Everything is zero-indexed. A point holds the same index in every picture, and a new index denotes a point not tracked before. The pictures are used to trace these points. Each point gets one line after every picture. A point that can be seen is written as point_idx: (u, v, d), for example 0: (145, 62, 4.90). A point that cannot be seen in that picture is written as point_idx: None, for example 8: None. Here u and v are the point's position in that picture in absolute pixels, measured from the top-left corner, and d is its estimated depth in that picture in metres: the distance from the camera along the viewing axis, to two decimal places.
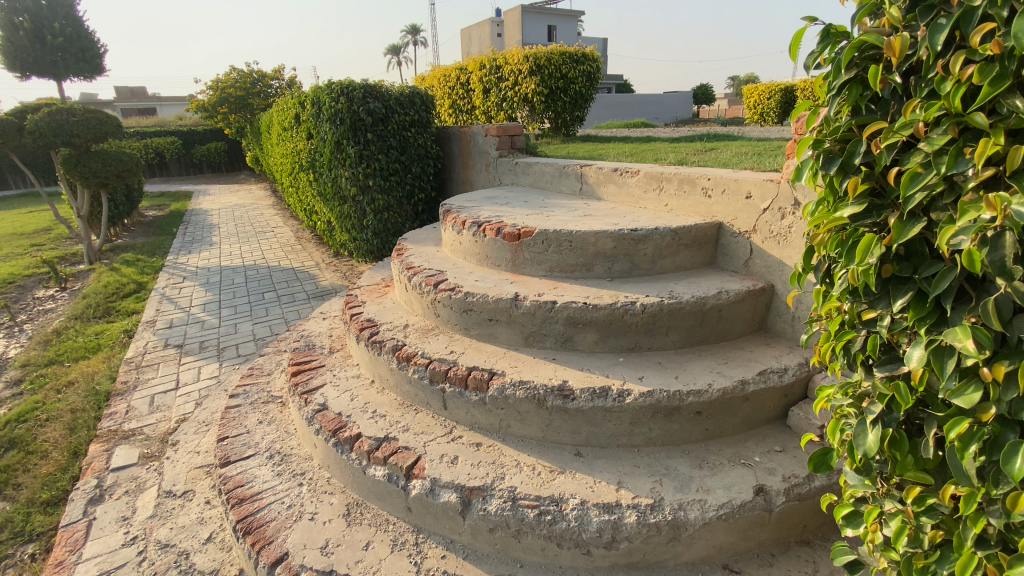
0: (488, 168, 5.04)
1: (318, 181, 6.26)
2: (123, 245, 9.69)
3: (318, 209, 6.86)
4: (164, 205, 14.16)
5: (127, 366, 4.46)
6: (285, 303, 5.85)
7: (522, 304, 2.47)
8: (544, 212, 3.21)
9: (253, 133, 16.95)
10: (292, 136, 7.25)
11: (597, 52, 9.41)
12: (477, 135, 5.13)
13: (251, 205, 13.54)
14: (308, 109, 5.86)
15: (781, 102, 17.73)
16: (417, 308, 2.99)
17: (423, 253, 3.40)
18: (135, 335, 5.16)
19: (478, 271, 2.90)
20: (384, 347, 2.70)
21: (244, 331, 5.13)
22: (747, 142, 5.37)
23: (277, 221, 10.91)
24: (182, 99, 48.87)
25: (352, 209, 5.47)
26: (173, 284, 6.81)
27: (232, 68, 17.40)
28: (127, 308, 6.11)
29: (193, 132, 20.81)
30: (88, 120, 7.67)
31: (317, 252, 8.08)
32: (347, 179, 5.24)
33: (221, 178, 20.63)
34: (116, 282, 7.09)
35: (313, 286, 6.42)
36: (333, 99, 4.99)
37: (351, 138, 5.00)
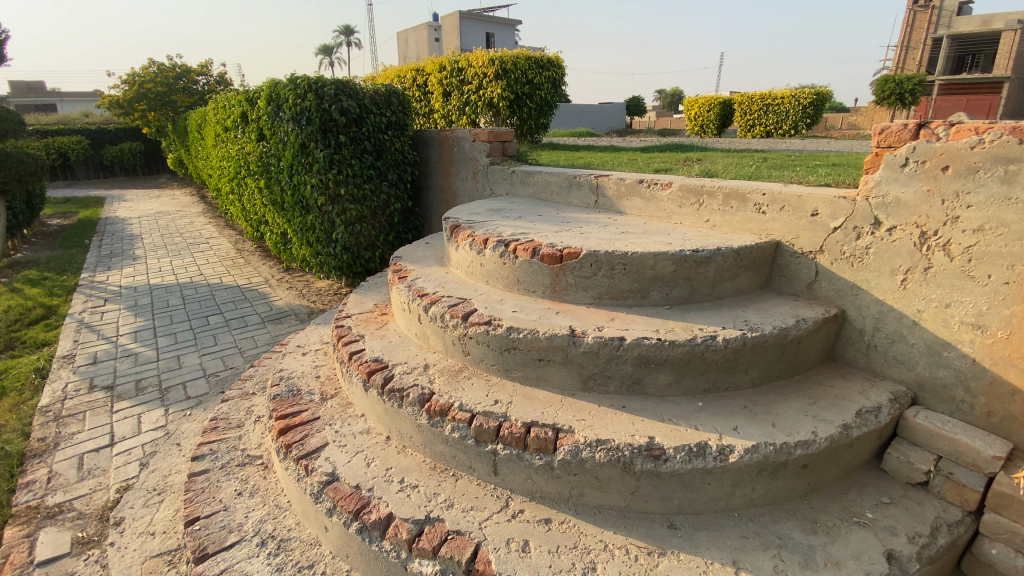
0: (476, 177, 4.61)
1: (271, 188, 5.53)
2: (22, 260, 8.31)
3: (269, 220, 6.08)
4: (70, 213, 12.47)
5: (41, 417, 3.60)
6: (236, 328, 5.08)
7: (582, 342, 2.04)
8: (573, 229, 2.83)
9: (176, 133, 15.41)
10: (236, 137, 6.41)
11: (561, 58, 9.18)
12: (463, 141, 4.69)
13: (177, 213, 12.19)
14: (261, 107, 5.15)
15: (720, 115, 18.52)
16: (435, 343, 2.51)
17: (430, 276, 2.91)
18: (49, 375, 4.24)
19: (511, 300, 2.47)
20: (406, 398, 2.19)
21: (191, 365, 4.35)
22: (735, 154, 5.28)
23: (211, 231, 9.83)
24: (85, 94, 44.39)
25: (318, 221, 4.82)
26: (92, 308, 5.80)
27: (151, 62, 15.82)
28: (35, 339, 5.09)
29: (103, 130, 18.72)
30: None
31: (265, 267, 7.25)
32: (312, 186, 4.59)
33: (137, 182, 18.66)
34: (18, 306, 5.96)
35: (266, 307, 5.66)
36: (297, 96, 4.34)
37: (319, 140, 4.37)
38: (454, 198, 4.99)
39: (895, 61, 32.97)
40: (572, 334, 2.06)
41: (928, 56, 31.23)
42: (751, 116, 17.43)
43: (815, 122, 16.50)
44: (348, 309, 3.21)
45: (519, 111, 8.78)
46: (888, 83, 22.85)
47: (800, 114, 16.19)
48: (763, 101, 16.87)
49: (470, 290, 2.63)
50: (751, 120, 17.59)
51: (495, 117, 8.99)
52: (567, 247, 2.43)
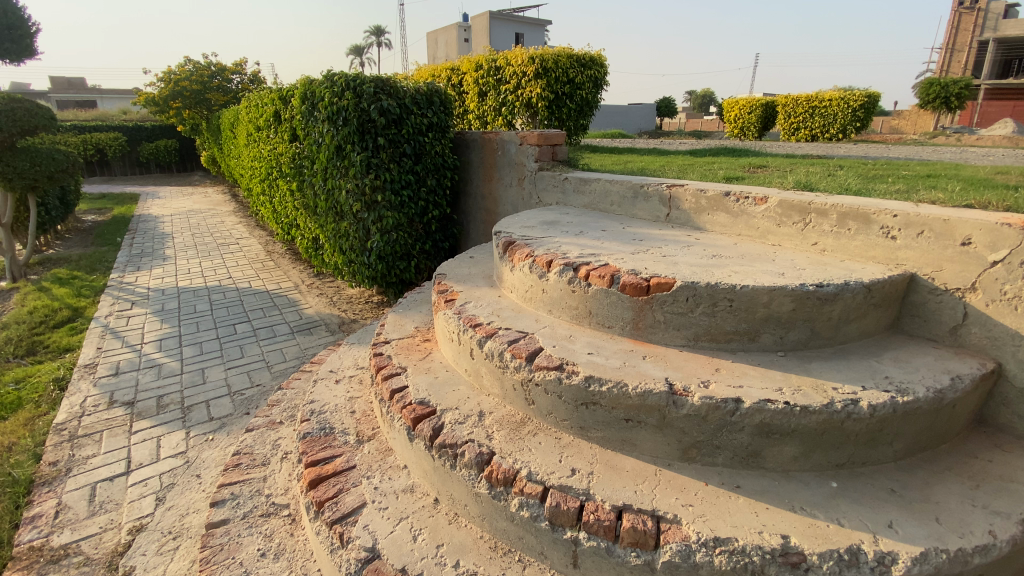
0: (522, 184, 4.21)
1: (303, 191, 5.26)
2: (55, 257, 8.31)
3: (300, 223, 5.84)
4: (105, 209, 12.59)
5: (56, 437, 3.36)
6: (263, 339, 4.81)
7: (685, 402, 1.64)
8: (651, 250, 2.40)
9: (209, 131, 15.48)
10: (269, 137, 6.17)
11: (605, 55, 8.70)
12: (508, 143, 4.29)
13: (208, 211, 12.17)
14: (295, 105, 4.86)
15: (762, 117, 17.71)
16: (489, 385, 2.11)
17: (481, 299, 2.52)
18: (69, 386, 4.03)
19: (582, 335, 2.05)
20: (459, 457, 1.80)
21: (215, 380, 4.08)
22: (808, 162, 4.77)
23: (242, 231, 9.70)
24: (125, 91, 45.73)
25: (352, 228, 4.53)
26: (119, 312, 5.63)
27: (187, 61, 15.94)
28: (59, 345, 4.93)
29: (140, 128, 19.02)
30: (15, 112, 6.41)
31: (295, 271, 7.02)
32: (348, 191, 4.29)
33: (172, 179, 18.91)
34: (46, 308, 5.84)
35: (295, 316, 5.38)
36: (334, 94, 4.01)
37: (356, 143, 4.05)
38: (497, 206, 4.60)
39: (945, 62, 31.30)
40: (671, 391, 1.66)
41: (978, 57, 29.67)
42: (795, 118, 16.58)
43: (865, 125, 15.58)
44: (385, 334, 2.86)
45: (558, 112, 8.35)
46: (933, 86, 21.70)
47: (850, 117, 15.21)
48: (809, 103, 16.02)
49: (531, 320, 2.22)
50: (796, 123, 16.73)
51: (533, 118, 8.59)
52: (653, 276, 1.99)
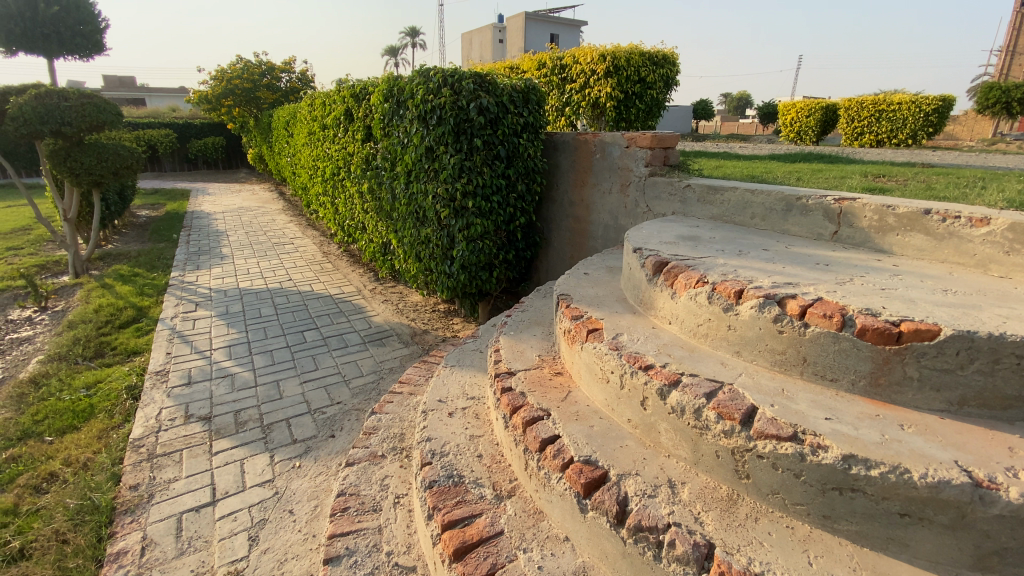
0: (625, 191, 3.79)
1: (377, 193, 4.99)
2: (115, 253, 8.33)
3: (368, 227, 5.58)
4: (159, 205, 12.73)
5: (134, 455, 3.13)
6: (336, 349, 4.54)
7: (996, 499, 1.23)
8: (852, 279, 1.97)
9: (258, 129, 15.58)
10: (336, 136, 5.94)
11: (677, 53, 8.21)
12: (609, 146, 3.85)
13: (259, 209, 12.17)
14: (375, 103, 4.57)
15: (822, 121, 16.79)
16: (670, 444, 1.72)
17: (633, 329, 2.13)
18: (142, 396, 3.82)
19: (798, 390, 1.67)
20: (668, 547, 1.41)
21: (292, 395, 3.79)
22: (945, 174, 4.20)
23: (295, 230, 9.59)
24: (172, 90, 47.32)
25: (435, 235, 4.20)
26: (184, 313, 5.47)
27: (239, 59, 16.11)
28: (127, 347, 4.79)
29: (190, 125, 19.35)
30: (84, 106, 6.35)
31: (355, 274, 6.79)
32: (435, 195, 3.97)
33: (220, 175, 19.18)
34: (111, 307, 5.75)
35: (363, 325, 5.10)
36: (428, 91, 3.69)
37: (450, 144, 3.72)
38: (589, 213, 4.18)
39: (1009, 65, 29.53)
40: (975, 482, 1.25)
41: None
42: (859, 123, 15.68)
43: (937, 131, 14.63)
44: (503, 363, 2.47)
45: (627, 113, 7.90)
46: (992, 91, 20.37)
47: (921, 123, 14.41)
48: (875, 106, 15.10)
49: (716, 362, 1.83)
50: (859, 127, 15.75)
51: (599, 119, 8.16)
52: (900, 319, 1.57)
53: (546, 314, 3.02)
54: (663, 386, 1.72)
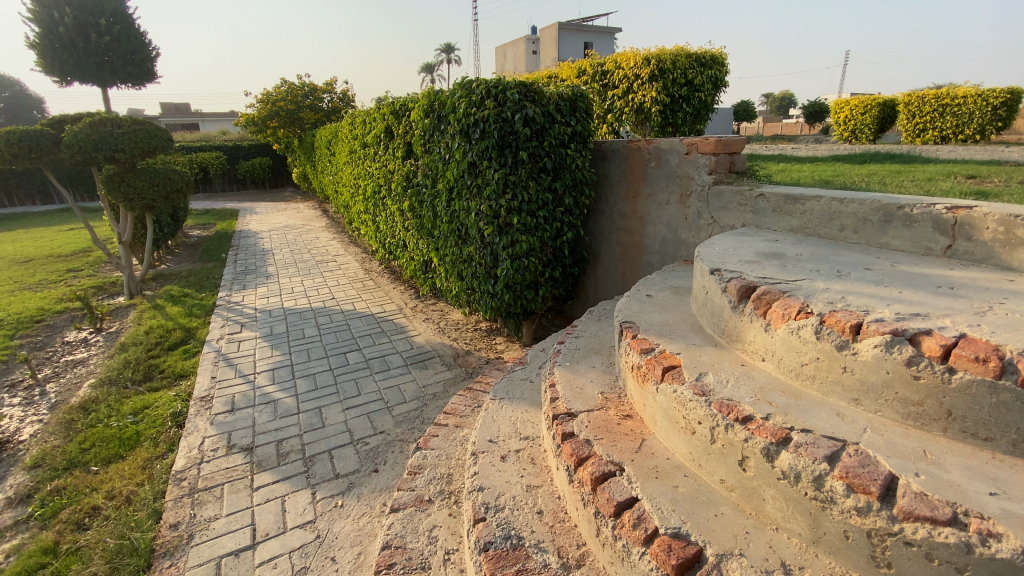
0: (685, 201, 3.48)
1: (417, 210, 4.85)
2: (167, 273, 8.60)
3: (409, 244, 5.46)
4: (209, 225, 13.16)
5: (176, 489, 3.02)
6: (378, 373, 4.38)
7: None
8: (993, 307, 1.63)
9: (301, 148, 16.00)
10: (376, 153, 5.88)
11: (725, 53, 7.81)
12: (667, 153, 3.55)
13: (302, 226, 12.42)
14: (415, 118, 4.41)
15: (879, 118, 15.82)
16: (779, 515, 1.44)
17: (719, 367, 1.85)
18: (186, 424, 3.75)
19: (943, 451, 1.35)
20: None
21: (334, 424, 3.63)
22: None
23: (336, 247, 9.67)
24: (223, 114, 49.94)
25: (478, 253, 3.99)
26: (230, 335, 5.47)
27: (283, 82, 16.67)
28: (173, 371, 4.80)
29: (238, 146, 20.13)
30: (135, 133, 6.54)
31: (396, 291, 6.69)
32: (479, 212, 3.74)
33: (266, 195, 19.81)
34: (160, 329, 5.84)
35: (405, 346, 4.93)
36: (471, 103, 3.48)
37: (494, 158, 3.49)
38: (643, 226, 3.89)
39: None
40: None
41: None
42: (921, 118, 14.63)
43: (1007, 125, 13.47)
44: (561, 399, 2.21)
45: (673, 117, 7.55)
46: None
47: (989, 116, 13.29)
48: (938, 100, 14.06)
49: (831, 413, 1.53)
50: (921, 122, 14.66)
51: (642, 125, 7.85)
52: None
53: (604, 340, 2.74)
54: (769, 446, 1.44)
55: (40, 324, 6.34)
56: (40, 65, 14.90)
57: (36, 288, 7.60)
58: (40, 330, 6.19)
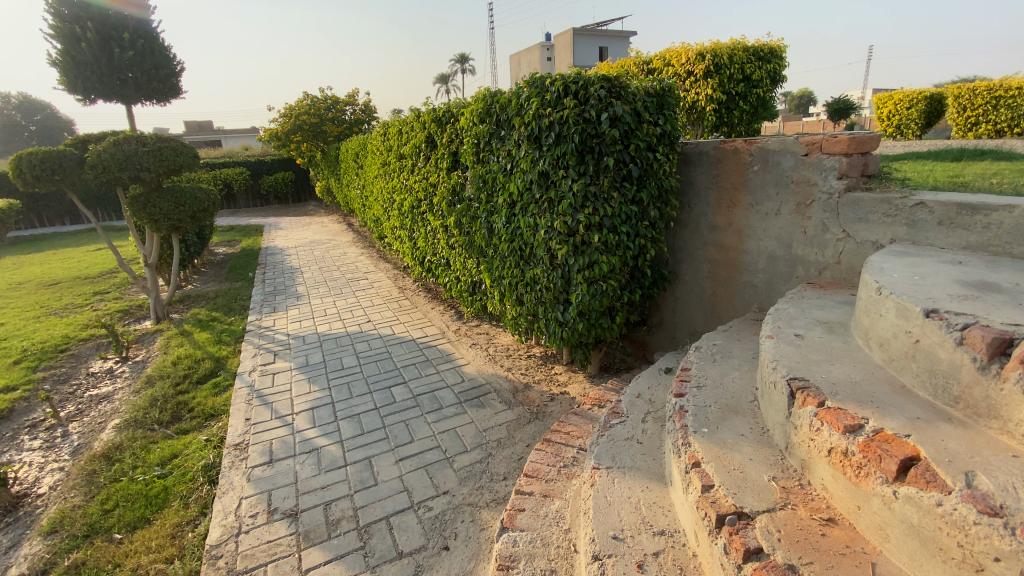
0: (804, 211, 2.93)
1: (467, 224, 4.33)
2: (194, 294, 8.25)
3: (454, 263, 4.95)
4: (235, 242, 12.90)
5: (212, 572, 2.51)
6: (429, 412, 3.81)
7: None
8: None
9: (325, 162, 15.75)
10: (416, 165, 5.43)
11: (783, 46, 7.20)
12: (779, 155, 2.99)
13: (328, 242, 12.06)
14: (467, 122, 3.89)
15: (927, 113, 14.88)
16: None
17: (987, 465, 1.29)
18: (220, 479, 3.26)
19: None
20: None
21: (388, 480, 3.07)
22: None
23: (366, 264, 9.24)
24: (244, 132, 50.82)
25: (545, 275, 3.40)
26: (263, 365, 5.00)
27: (306, 96, 16.53)
28: (203, 409, 4.35)
29: (261, 162, 20.08)
30: (160, 150, 6.20)
31: (436, 312, 6.20)
32: (549, 228, 3.17)
33: (289, 209, 19.64)
34: (188, 359, 5.42)
35: (456, 377, 4.36)
36: (544, 103, 2.94)
37: (572, 166, 2.93)
38: (741, 240, 3.33)
39: None
40: None
41: None
42: (973, 112, 13.57)
43: None
44: (721, 489, 1.66)
45: (729, 116, 6.96)
46: None
47: None
48: (992, 91, 12.96)
49: None
50: (973, 116, 13.59)
51: (696, 124, 7.27)
52: None
53: (739, 397, 2.18)
54: None
55: (65, 354, 5.98)
56: (63, 84, 14.86)
57: (60, 314, 7.29)
58: (64, 360, 5.83)
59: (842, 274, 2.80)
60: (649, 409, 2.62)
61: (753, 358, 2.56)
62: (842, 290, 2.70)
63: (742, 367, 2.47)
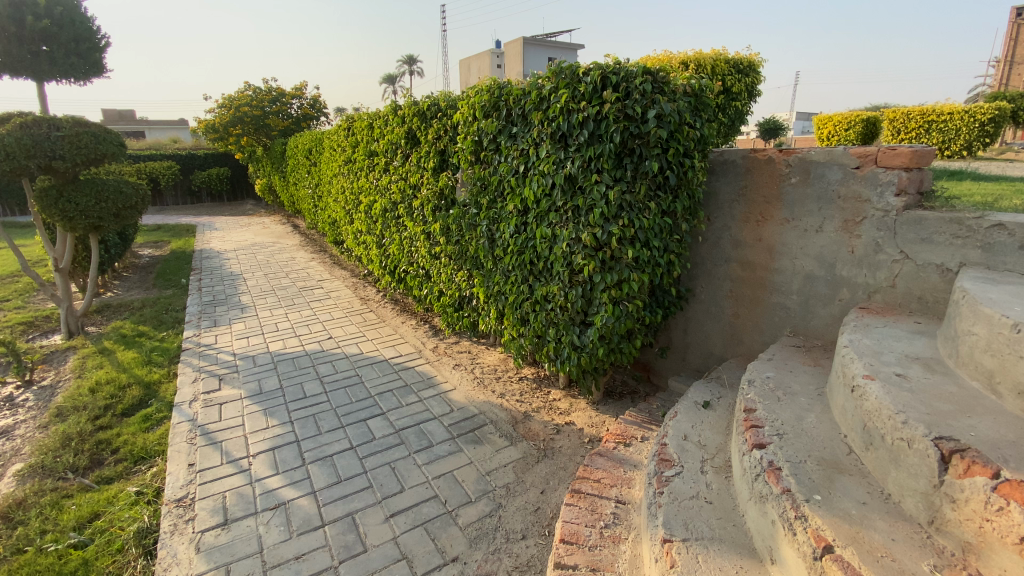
0: (852, 228, 2.68)
1: (458, 232, 3.83)
2: (116, 303, 7.15)
3: (437, 275, 4.42)
4: (162, 243, 11.57)
5: None
6: (419, 451, 3.26)
7: None
8: None
9: (269, 158, 14.59)
10: (391, 164, 4.87)
11: (759, 61, 7.21)
12: (824, 167, 2.74)
13: (272, 245, 11.05)
14: (466, 116, 3.40)
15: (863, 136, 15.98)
16: None
17: None
18: (159, 550, 2.56)
19: None
20: None
21: (379, 545, 2.51)
22: None
23: (319, 270, 8.45)
24: (172, 124, 47.28)
25: (561, 293, 2.96)
26: (207, 393, 4.24)
27: (249, 87, 15.33)
28: (131, 450, 3.56)
29: (194, 156, 18.44)
30: (79, 136, 5.24)
31: (407, 327, 5.62)
32: (572, 239, 2.75)
33: (224, 208, 18.11)
34: (111, 384, 4.52)
35: (443, 407, 3.81)
36: (578, 96, 2.52)
37: (607, 170, 2.53)
38: (771, 258, 3.05)
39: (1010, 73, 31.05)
40: None
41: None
42: (907, 134, 14.55)
43: (994, 139, 13.52)
44: None
45: None
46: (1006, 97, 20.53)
47: (976, 133, 13.25)
48: (924, 117, 13.96)
49: None
50: (908, 138, 14.69)
51: None
52: None
53: (834, 451, 1.87)
54: None
55: None
56: None
57: None
58: None
59: (896, 298, 2.58)
60: (705, 457, 2.24)
61: (821, 396, 2.26)
62: (903, 316, 2.47)
63: (814, 409, 2.16)
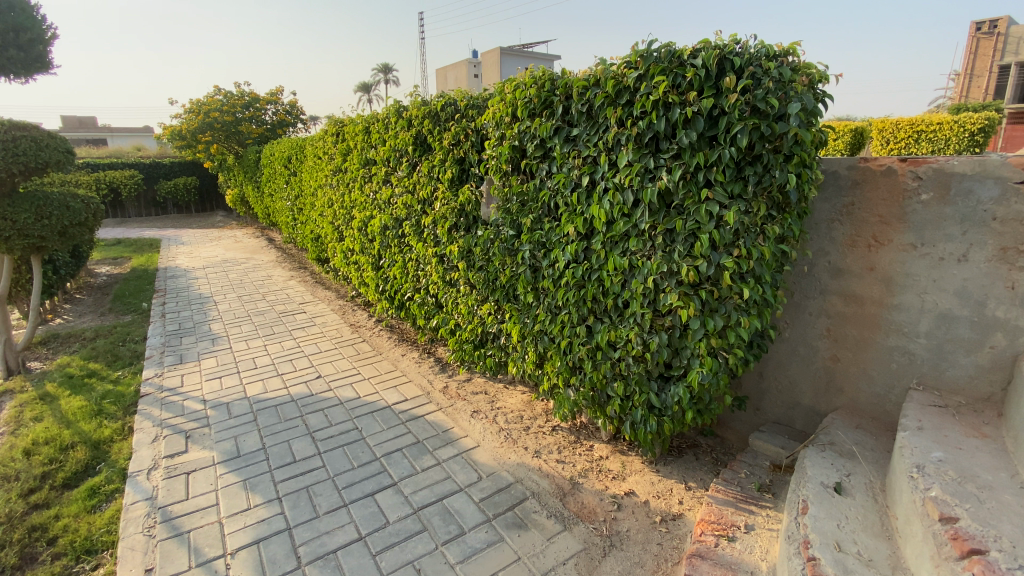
0: (1012, 258, 2.12)
1: (485, 255, 3.14)
2: (64, 333, 6.18)
3: (451, 305, 3.72)
4: (122, 260, 10.51)
5: None
6: (449, 541, 2.55)
7: None
8: None
9: (241, 167, 13.62)
10: (393, 174, 4.17)
11: None
12: (971, 181, 2.17)
13: (246, 262, 10.11)
14: (502, 115, 2.74)
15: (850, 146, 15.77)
16: None
17: None
18: None
19: None
20: None
21: None
22: None
23: (300, 292, 7.62)
24: (136, 132, 45.35)
25: (638, 340, 2.29)
26: (170, 457, 3.41)
27: (219, 92, 14.36)
28: (71, 543, 2.73)
29: (158, 164, 17.26)
30: (13, 139, 4.37)
31: (408, 361, 4.88)
32: (663, 273, 2.11)
33: (191, 220, 16.93)
34: (50, 444, 3.65)
35: (468, 474, 3.10)
36: (685, 85, 1.90)
37: (721, 183, 1.91)
38: (889, 291, 2.47)
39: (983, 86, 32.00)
40: None
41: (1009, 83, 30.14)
42: (895, 145, 14.23)
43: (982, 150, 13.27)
44: None
45: None
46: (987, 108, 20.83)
47: (965, 143, 12.93)
48: (913, 126, 13.68)
49: None
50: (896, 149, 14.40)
51: None
52: None
53: None
54: None
55: None
56: None
57: None
58: None
59: None
60: None
61: None
62: None
63: None
